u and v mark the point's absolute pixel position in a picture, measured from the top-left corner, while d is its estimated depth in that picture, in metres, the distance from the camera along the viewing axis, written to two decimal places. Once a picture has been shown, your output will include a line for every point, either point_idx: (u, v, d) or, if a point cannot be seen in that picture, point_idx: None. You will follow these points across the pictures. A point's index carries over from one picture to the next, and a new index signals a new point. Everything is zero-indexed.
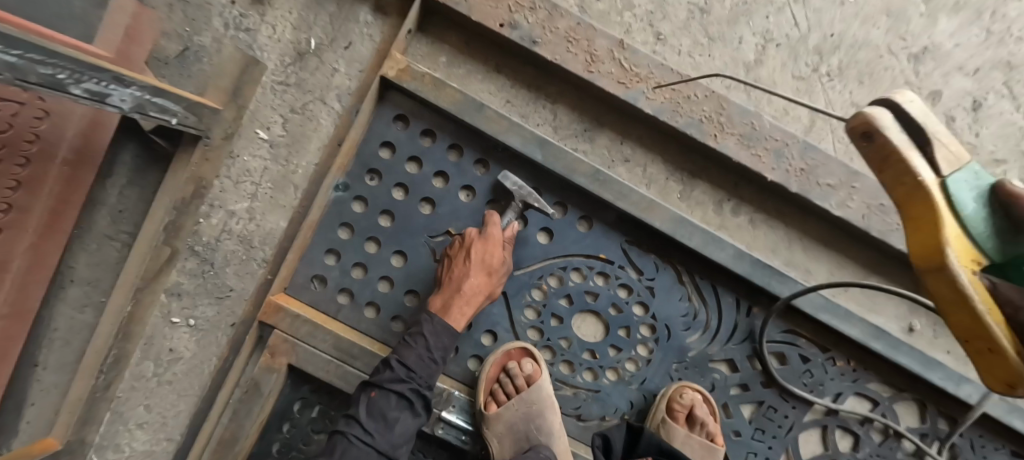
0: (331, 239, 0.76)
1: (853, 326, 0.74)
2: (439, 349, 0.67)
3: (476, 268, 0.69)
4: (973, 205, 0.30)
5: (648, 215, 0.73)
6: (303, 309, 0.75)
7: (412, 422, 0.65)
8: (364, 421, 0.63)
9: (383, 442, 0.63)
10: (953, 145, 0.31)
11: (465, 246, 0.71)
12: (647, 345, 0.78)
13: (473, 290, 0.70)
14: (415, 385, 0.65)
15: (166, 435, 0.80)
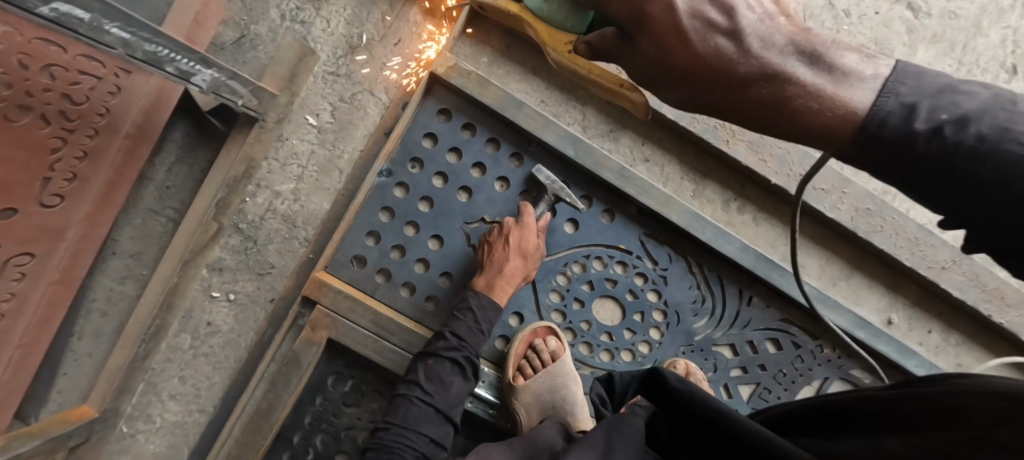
0: (372, 222, 0.81)
1: (841, 316, 0.83)
2: (486, 323, 0.77)
3: (516, 254, 0.77)
4: None
5: (666, 210, 0.81)
6: (344, 286, 0.80)
7: (464, 387, 0.75)
8: (424, 384, 0.72)
9: (441, 402, 0.72)
10: None
11: (505, 234, 0.79)
12: (659, 329, 0.85)
13: (512, 272, 0.78)
14: (465, 353, 0.75)
15: (198, 407, 0.83)
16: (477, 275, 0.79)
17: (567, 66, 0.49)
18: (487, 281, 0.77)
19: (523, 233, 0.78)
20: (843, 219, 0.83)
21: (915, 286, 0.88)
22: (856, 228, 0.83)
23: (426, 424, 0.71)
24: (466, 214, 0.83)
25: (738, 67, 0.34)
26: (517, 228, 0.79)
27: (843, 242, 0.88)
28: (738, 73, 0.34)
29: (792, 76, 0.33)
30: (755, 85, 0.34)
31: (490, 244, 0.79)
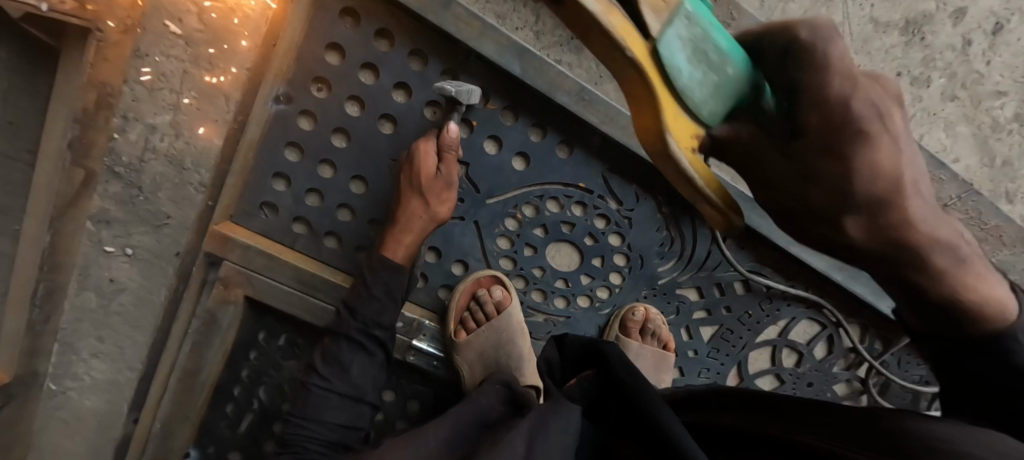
0: (278, 162, 0.67)
1: (819, 257, 0.77)
2: (381, 285, 0.63)
3: (436, 206, 0.65)
4: (679, 51, 0.26)
5: (636, 143, 0.67)
6: (255, 239, 0.69)
7: (369, 361, 0.63)
8: (320, 368, 0.61)
9: (343, 386, 0.61)
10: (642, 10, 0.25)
11: (417, 182, 0.64)
12: (620, 274, 0.77)
13: (410, 218, 0.65)
14: (359, 324, 0.62)
15: (126, 365, 0.77)
16: (387, 237, 0.65)
17: (660, 159, 0.28)
18: (406, 248, 0.65)
19: (442, 177, 0.65)
20: None
21: None
22: None
23: (331, 411, 0.61)
24: (393, 150, 0.67)
25: (852, 189, 0.25)
26: (429, 172, 0.64)
27: None
28: (834, 196, 0.26)
29: (880, 211, 0.26)
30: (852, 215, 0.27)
31: (404, 194, 0.65)
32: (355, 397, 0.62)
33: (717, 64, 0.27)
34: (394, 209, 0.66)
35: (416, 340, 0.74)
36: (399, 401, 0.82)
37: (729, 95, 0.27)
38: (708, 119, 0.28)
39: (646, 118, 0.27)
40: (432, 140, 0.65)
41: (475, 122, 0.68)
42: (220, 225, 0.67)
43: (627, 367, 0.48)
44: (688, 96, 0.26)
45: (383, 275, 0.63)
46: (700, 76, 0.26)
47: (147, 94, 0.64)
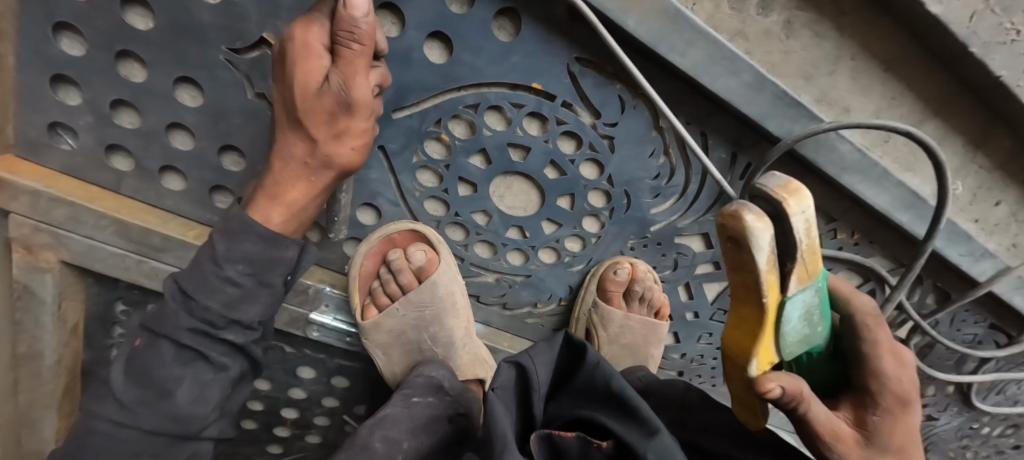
0: (50, 59, 0.42)
1: (884, 193, 0.54)
2: (241, 265, 0.41)
3: (329, 142, 0.41)
4: (796, 315, 0.28)
5: (624, 15, 0.40)
6: (49, 180, 0.46)
7: (212, 379, 0.44)
8: (120, 390, 0.42)
9: (144, 420, 0.42)
10: (806, 266, 0.26)
11: (291, 103, 0.39)
12: (598, 219, 0.56)
13: (291, 157, 0.42)
14: (197, 323, 0.42)
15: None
16: (256, 189, 0.44)
17: (730, 323, 0.30)
18: (288, 209, 0.43)
19: (330, 94, 0.38)
20: (956, 21, 0.44)
21: (1009, 140, 0.59)
22: (970, 39, 0.46)
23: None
24: (223, 32, 0.41)
25: (868, 421, 0.33)
26: (307, 85, 0.38)
27: (931, 63, 0.51)
28: (867, 422, 0.33)
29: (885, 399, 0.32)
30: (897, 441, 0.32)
31: (277, 126, 0.42)
32: (182, 433, 0.44)
33: (817, 321, 0.30)
34: (271, 146, 0.43)
35: (316, 313, 0.55)
36: (321, 378, 0.66)
37: (791, 240, 0.25)
38: (788, 357, 0.30)
39: (747, 307, 0.28)
40: (316, 26, 0.36)
41: None
42: None
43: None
44: (785, 343, 0.29)
45: (246, 248, 0.41)
46: (795, 256, 0.25)
47: None
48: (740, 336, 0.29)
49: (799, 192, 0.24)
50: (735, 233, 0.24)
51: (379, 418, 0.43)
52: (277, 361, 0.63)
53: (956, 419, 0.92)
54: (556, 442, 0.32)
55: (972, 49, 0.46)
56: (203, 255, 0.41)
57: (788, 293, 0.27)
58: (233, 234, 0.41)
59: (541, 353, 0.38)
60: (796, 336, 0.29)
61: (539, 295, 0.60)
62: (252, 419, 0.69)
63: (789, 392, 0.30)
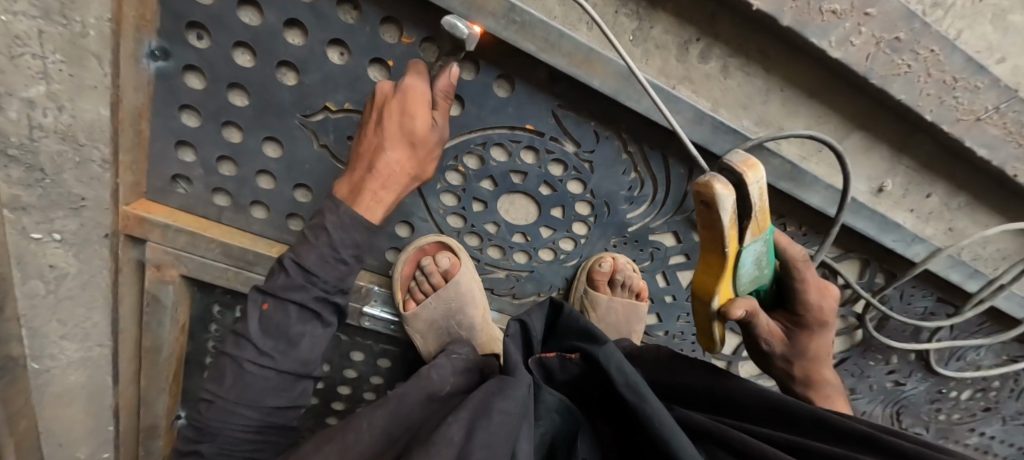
0: (176, 129, 0.58)
1: (817, 194, 0.67)
2: (350, 248, 0.58)
3: (423, 160, 0.58)
4: (748, 262, 0.48)
5: (590, 77, 0.55)
6: (172, 216, 0.63)
7: (322, 334, 0.60)
8: (258, 341, 0.56)
9: (287, 361, 0.58)
10: (763, 228, 0.45)
11: (410, 130, 0.54)
12: (585, 224, 0.71)
13: (391, 167, 0.56)
14: (319, 291, 0.58)
15: (96, 342, 0.70)
16: (365, 188, 0.56)
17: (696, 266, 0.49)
18: (387, 207, 0.59)
19: (435, 132, 0.56)
20: (855, 61, 0.57)
21: (928, 142, 0.70)
22: (868, 73, 0.58)
23: (269, 393, 0.58)
24: (297, 105, 0.58)
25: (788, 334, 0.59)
26: (425, 122, 0.55)
27: (847, 89, 0.64)
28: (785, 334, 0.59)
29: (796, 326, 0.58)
30: (800, 345, 0.59)
31: (383, 141, 0.55)
32: (301, 373, 0.60)
33: (762, 265, 0.51)
34: (372, 158, 0.56)
35: (366, 306, 0.71)
36: (370, 360, 0.82)
37: (745, 209, 0.43)
38: (741, 290, 0.51)
39: (711, 258, 0.47)
40: (422, 81, 0.54)
41: (390, 63, 0.56)
42: (130, 206, 0.61)
43: (627, 372, 0.45)
44: (738, 276, 0.49)
45: (355, 237, 0.57)
46: (750, 220, 0.43)
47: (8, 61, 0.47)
48: (704, 278, 0.49)
49: (755, 167, 0.40)
50: (706, 198, 0.40)
51: (433, 364, 0.54)
52: (335, 347, 0.79)
53: (923, 383, 1.04)
54: (544, 361, 0.52)
55: (872, 80, 0.59)
56: (321, 241, 0.56)
57: (744, 244, 0.46)
58: (348, 224, 0.56)
59: (534, 314, 0.59)
60: (748, 273, 0.50)
61: (541, 286, 0.75)
62: (315, 396, 0.85)
63: (744, 310, 0.51)
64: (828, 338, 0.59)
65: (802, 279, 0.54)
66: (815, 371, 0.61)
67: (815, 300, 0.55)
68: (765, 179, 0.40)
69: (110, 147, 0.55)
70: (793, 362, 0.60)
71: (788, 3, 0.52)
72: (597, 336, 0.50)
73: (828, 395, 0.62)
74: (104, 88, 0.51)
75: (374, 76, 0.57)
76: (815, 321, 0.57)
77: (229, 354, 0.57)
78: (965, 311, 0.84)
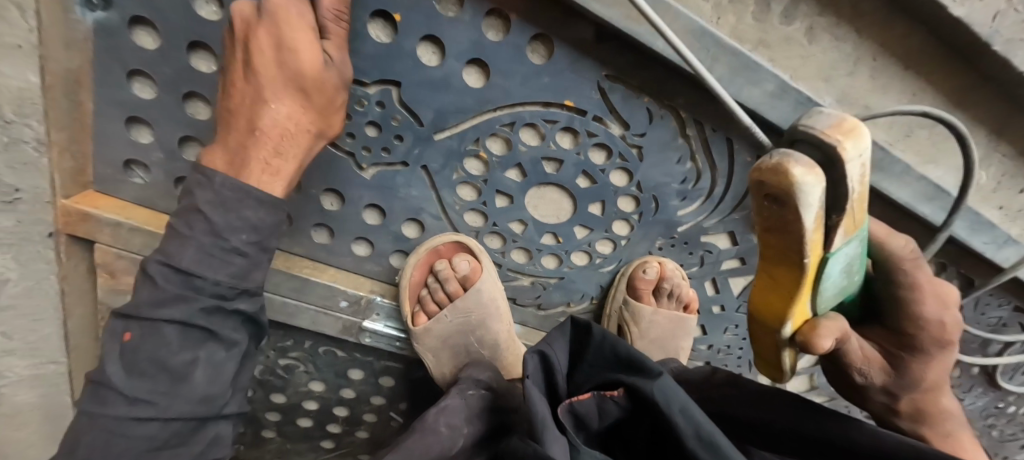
0: (126, 103, 0.46)
1: (905, 187, 0.56)
2: (245, 234, 0.41)
3: (325, 112, 0.42)
4: (836, 270, 0.34)
5: (651, 38, 0.43)
6: (126, 212, 0.51)
7: (225, 357, 0.44)
8: (123, 386, 0.40)
9: (174, 406, 0.41)
10: (858, 218, 0.31)
11: (291, 68, 0.40)
12: (627, 222, 0.59)
13: (283, 124, 0.42)
14: (208, 299, 0.41)
15: (47, 360, 0.59)
16: (248, 159, 0.41)
17: (758, 277, 0.36)
18: (288, 178, 0.44)
19: (333, 68, 0.41)
20: (978, 21, 0.46)
21: None
22: (992, 37, 0.47)
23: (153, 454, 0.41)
24: None
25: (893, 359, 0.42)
26: (313, 58, 0.40)
27: (953, 60, 0.53)
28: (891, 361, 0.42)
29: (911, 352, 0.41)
30: (912, 376, 0.42)
31: (262, 91, 0.40)
32: (202, 416, 0.43)
33: (852, 272, 0.36)
34: (252, 115, 0.41)
35: (368, 321, 0.60)
36: (369, 379, 0.70)
37: (837, 193, 0.29)
38: (823, 310, 0.37)
39: (781, 271, 0.33)
40: (294, 0, 0.39)
41: (399, 17, 0.43)
42: (71, 200, 0.49)
43: (693, 416, 0.34)
44: (820, 293, 0.35)
45: (248, 217, 0.41)
46: (848, 205, 0.29)
47: None
48: (769, 295, 0.35)
49: (856, 133, 0.27)
50: (776, 191, 0.27)
51: (439, 407, 0.43)
52: (328, 364, 0.68)
53: (980, 398, 0.94)
54: (575, 407, 0.39)
55: (995, 47, 0.47)
56: (196, 229, 0.40)
57: (832, 250, 0.32)
58: (232, 202, 0.40)
59: (556, 340, 0.44)
60: (833, 286, 0.35)
61: (572, 295, 0.64)
62: (307, 418, 0.74)
63: (834, 336, 0.36)
64: (949, 362, 0.42)
65: (918, 289, 0.37)
66: (929, 404, 0.45)
67: (936, 314, 0.38)
68: (869, 153, 0.27)
69: (44, 124, 0.43)
70: (896, 394, 0.44)
71: None
72: (647, 368, 0.37)
73: (948, 433, 0.45)
74: (31, 47, 0.40)
75: (377, 35, 0.44)
76: (932, 344, 0.40)
77: (86, 412, 0.40)
78: None
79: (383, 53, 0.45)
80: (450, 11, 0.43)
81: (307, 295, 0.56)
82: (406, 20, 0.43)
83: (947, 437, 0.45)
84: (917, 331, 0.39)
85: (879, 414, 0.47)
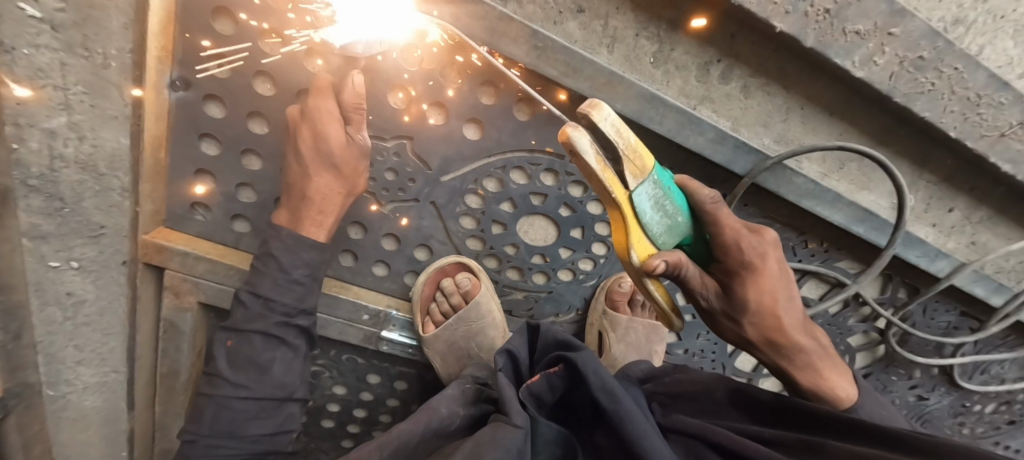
0: (197, 157, 0.59)
1: (839, 212, 0.66)
2: (302, 268, 0.57)
3: (352, 177, 0.56)
4: (649, 207, 0.40)
5: (611, 100, 0.55)
6: (193, 243, 0.63)
7: (293, 357, 0.59)
8: (229, 375, 0.56)
9: (263, 388, 0.56)
10: (637, 161, 0.38)
11: (327, 152, 0.53)
12: (605, 244, 0.70)
13: (324, 193, 0.55)
14: (280, 316, 0.56)
15: (112, 368, 0.70)
16: (302, 218, 0.56)
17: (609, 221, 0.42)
18: (329, 228, 0.58)
19: (355, 145, 0.55)
20: (878, 80, 0.56)
21: (950, 158, 0.69)
22: (891, 91, 0.57)
23: (250, 422, 0.56)
24: None
25: (731, 284, 0.48)
26: (342, 141, 0.53)
27: (869, 107, 0.63)
28: (728, 286, 0.48)
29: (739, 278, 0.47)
30: (743, 298, 0.48)
31: (308, 170, 0.54)
32: (281, 397, 0.58)
33: (673, 211, 0.42)
34: (301, 186, 0.55)
35: (386, 331, 0.70)
36: (385, 382, 0.81)
37: (616, 141, 0.37)
38: (662, 244, 0.43)
39: (612, 209, 0.40)
40: (328, 100, 0.52)
41: (411, 89, 0.56)
42: (150, 235, 0.62)
43: (600, 374, 0.46)
44: (649, 229, 0.41)
45: (305, 257, 0.56)
46: (621, 149, 0.37)
47: (31, 92, 0.48)
48: (618, 235, 0.42)
49: (600, 107, 0.36)
50: (565, 147, 0.36)
51: (440, 394, 0.53)
52: (350, 370, 0.78)
53: (946, 398, 1.00)
54: (532, 389, 0.50)
55: (895, 98, 0.58)
56: (270, 267, 0.55)
57: (631, 187, 0.39)
58: (292, 246, 0.56)
59: (517, 340, 0.57)
60: (657, 224, 0.42)
61: (560, 307, 0.74)
62: (330, 419, 0.84)
63: (668, 262, 0.42)
64: (776, 291, 0.48)
65: (716, 224, 0.44)
66: (775, 331, 0.50)
67: (734, 241, 0.45)
68: (613, 115, 0.36)
69: (128, 176, 0.57)
70: (743, 323, 0.50)
71: (812, 23, 0.52)
72: (576, 345, 0.51)
73: (808, 364, 0.51)
74: (124, 117, 0.53)
75: (395, 102, 0.57)
76: (749, 270, 0.46)
77: (206, 393, 0.56)
78: (990, 326, 0.82)
79: (399, 115, 0.57)
80: (451, 83, 0.56)
81: (336, 310, 0.67)
82: (417, 92, 0.56)
83: (806, 368, 0.51)
84: (728, 257, 0.46)
85: (745, 346, 0.53)
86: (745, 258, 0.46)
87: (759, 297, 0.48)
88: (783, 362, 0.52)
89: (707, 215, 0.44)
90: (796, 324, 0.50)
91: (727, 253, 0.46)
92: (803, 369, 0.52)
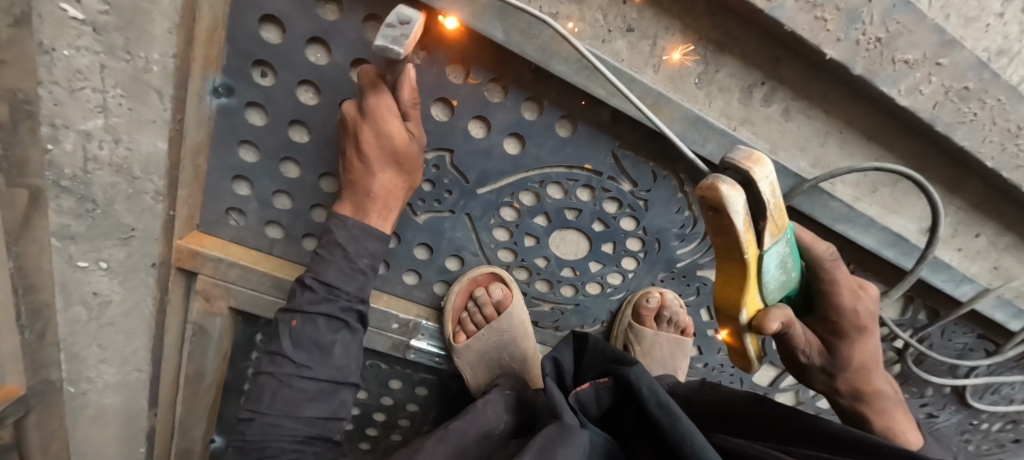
0: (234, 164, 0.60)
1: (871, 236, 0.67)
2: (366, 258, 0.57)
3: (413, 173, 0.56)
4: (774, 264, 0.39)
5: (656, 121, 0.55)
6: (225, 249, 0.64)
7: (352, 340, 0.59)
8: (291, 355, 0.56)
9: (325, 369, 0.57)
10: (779, 218, 0.37)
11: (388, 147, 0.53)
12: (634, 258, 0.70)
13: (386, 189, 0.56)
14: (345, 302, 0.57)
15: (135, 366, 0.67)
16: (366, 211, 0.56)
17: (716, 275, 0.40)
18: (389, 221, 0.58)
19: (414, 142, 0.54)
20: (921, 109, 0.56)
21: (979, 185, 0.69)
22: (934, 120, 0.57)
23: (308, 403, 0.56)
24: None
25: (833, 342, 0.49)
26: (401, 134, 0.53)
27: (907, 132, 0.63)
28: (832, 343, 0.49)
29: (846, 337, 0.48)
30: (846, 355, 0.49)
31: (371, 166, 0.54)
32: (337, 381, 0.58)
33: (789, 269, 0.42)
34: (360, 180, 0.55)
35: (415, 339, 0.71)
36: (406, 388, 0.81)
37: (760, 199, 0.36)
38: (772, 301, 0.41)
39: (731, 263, 0.39)
40: (385, 94, 0.51)
41: (456, 102, 0.55)
42: (184, 239, 0.63)
43: (658, 392, 0.44)
44: (767, 285, 0.40)
45: (370, 247, 0.57)
46: (769, 206, 0.36)
47: (69, 94, 0.44)
48: (729, 288, 0.40)
49: (761, 161, 0.35)
50: (713, 202, 0.34)
51: (486, 397, 0.54)
52: (373, 376, 0.79)
53: (955, 416, 1.01)
54: (580, 396, 0.50)
55: (936, 128, 0.58)
56: (335, 256, 0.56)
57: (766, 246, 0.38)
58: (359, 238, 0.56)
59: (562, 351, 0.59)
60: (775, 282, 0.41)
61: (586, 319, 0.74)
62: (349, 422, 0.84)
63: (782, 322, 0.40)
64: (875, 346, 0.49)
65: (832, 285, 0.45)
66: (864, 382, 0.52)
67: (853, 305, 0.45)
68: (773, 173, 0.35)
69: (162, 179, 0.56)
70: (836, 376, 0.51)
71: (862, 52, 0.52)
72: (629, 359, 0.49)
73: (885, 410, 0.54)
74: (162, 122, 0.52)
75: (436, 113, 0.56)
76: (859, 331, 0.48)
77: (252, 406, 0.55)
78: (1006, 349, 0.83)
79: (440, 127, 0.57)
80: (494, 95, 0.56)
81: None
82: (461, 104, 0.55)
83: (882, 414, 0.54)
84: (842, 319, 0.47)
85: (825, 391, 0.54)
86: (857, 320, 0.46)
87: (860, 354, 0.50)
88: (863, 409, 0.54)
89: (827, 278, 0.44)
90: (879, 374, 0.53)
91: (840, 315, 0.46)
92: (878, 413, 0.54)
